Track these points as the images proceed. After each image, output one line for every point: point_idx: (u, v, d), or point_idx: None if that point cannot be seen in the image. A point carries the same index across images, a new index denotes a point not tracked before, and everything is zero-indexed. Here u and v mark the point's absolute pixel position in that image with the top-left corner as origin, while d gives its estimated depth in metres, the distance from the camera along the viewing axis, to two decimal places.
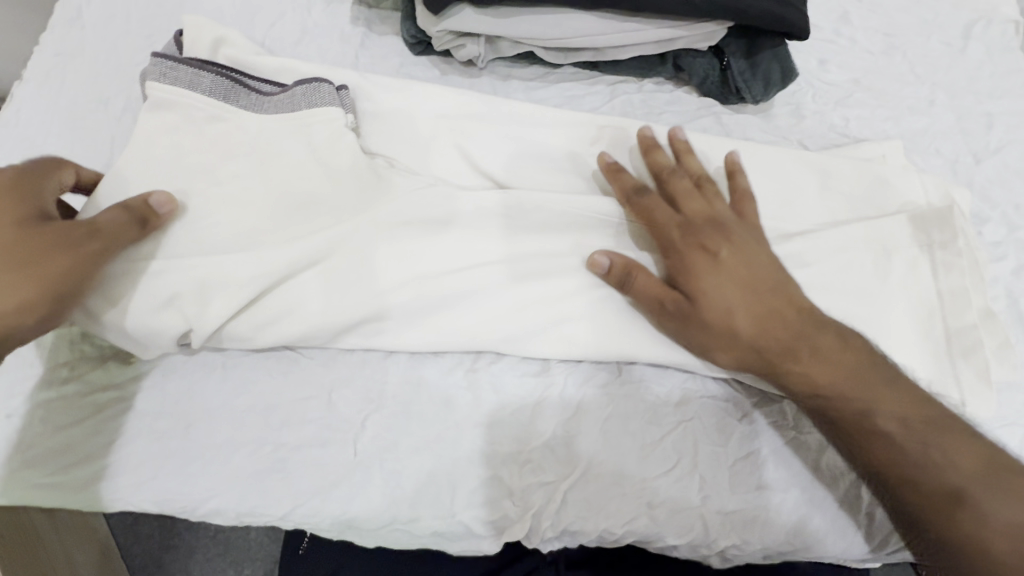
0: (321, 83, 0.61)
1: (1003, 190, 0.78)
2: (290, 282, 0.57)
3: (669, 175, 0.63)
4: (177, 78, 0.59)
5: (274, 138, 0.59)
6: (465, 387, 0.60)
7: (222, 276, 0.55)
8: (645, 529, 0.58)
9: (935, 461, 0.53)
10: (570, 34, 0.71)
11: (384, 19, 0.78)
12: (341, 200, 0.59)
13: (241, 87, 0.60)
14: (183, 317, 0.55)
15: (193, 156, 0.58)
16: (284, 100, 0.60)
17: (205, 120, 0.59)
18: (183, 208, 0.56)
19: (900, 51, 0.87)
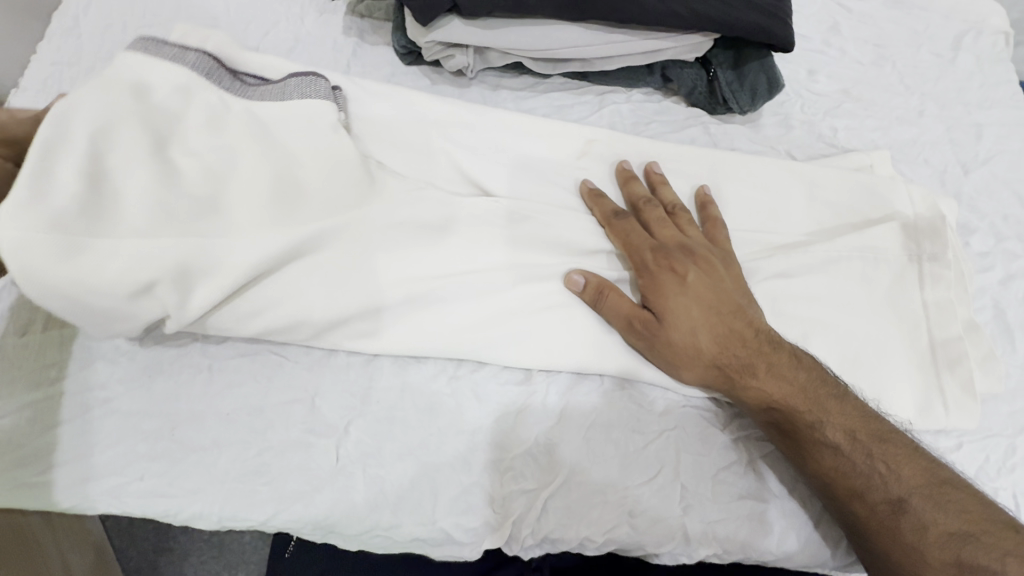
0: (318, 78, 0.63)
1: (992, 200, 0.79)
2: (277, 281, 0.57)
3: (643, 204, 0.66)
4: (161, 53, 0.58)
5: (260, 123, 0.57)
6: (449, 393, 0.61)
7: (204, 265, 0.53)
8: (625, 537, 0.58)
9: (880, 472, 0.54)
10: (557, 44, 0.72)
11: (376, 29, 0.80)
12: (329, 192, 0.58)
13: (227, 73, 0.60)
14: (162, 303, 0.53)
15: (168, 127, 0.54)
16: (272, 90, 0.61)
17: (186, 91, 0.56)
18: (151, 186, 0.52)
19: (890, 61, 0.87)
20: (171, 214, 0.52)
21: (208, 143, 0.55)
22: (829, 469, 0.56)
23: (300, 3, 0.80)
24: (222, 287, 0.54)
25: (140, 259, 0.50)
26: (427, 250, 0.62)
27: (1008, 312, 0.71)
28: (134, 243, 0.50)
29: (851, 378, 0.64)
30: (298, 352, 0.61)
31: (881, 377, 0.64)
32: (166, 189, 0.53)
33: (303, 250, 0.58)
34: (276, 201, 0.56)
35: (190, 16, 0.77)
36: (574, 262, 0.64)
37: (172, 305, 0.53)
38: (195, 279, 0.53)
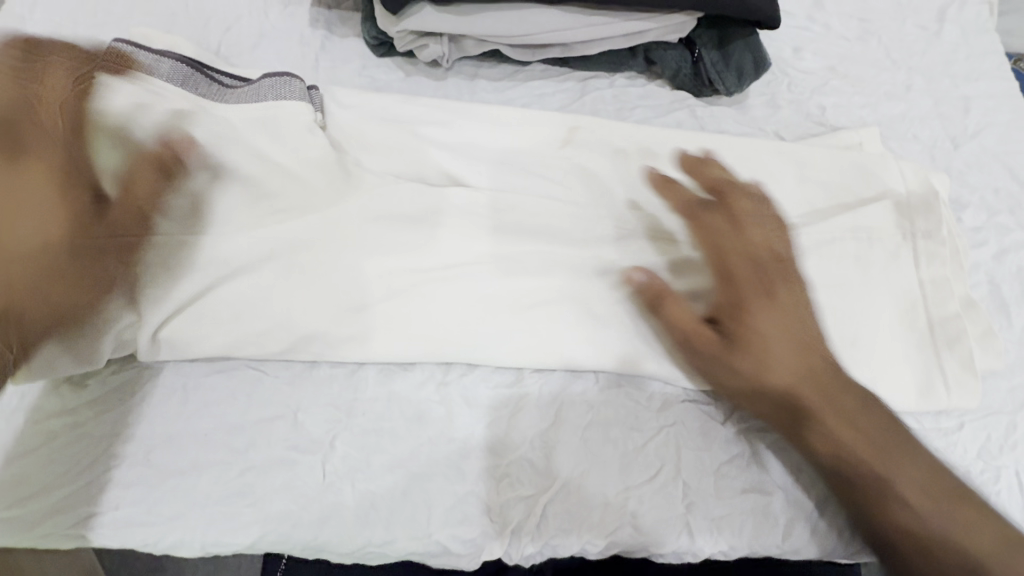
0: (292, 78, 0.63)
1: (982, 174, 0.77)
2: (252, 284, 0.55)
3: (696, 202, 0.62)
4: (134, 63, 0.59)
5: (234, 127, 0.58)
6: (438, 401, 0.58)
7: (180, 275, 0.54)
8: (629, 540, 0.56)
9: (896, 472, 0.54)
10: (535, 30, 0.69)
11: (344, 20, 0.76)
12: (309, 201, 0.58)
13: (202, 77, 0.61)
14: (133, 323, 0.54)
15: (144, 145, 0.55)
16: (248, 91, 0.61)
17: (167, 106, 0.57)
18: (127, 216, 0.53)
19: (875, 36, 0.85)
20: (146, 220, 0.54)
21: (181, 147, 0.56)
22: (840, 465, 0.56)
23: None
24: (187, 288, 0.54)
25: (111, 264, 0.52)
26: (412, 250, 0.59)
27: (1003, 287, 0.70)
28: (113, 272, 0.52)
29: (851, 364, 0.62)
30: (278, 366, 0.58)
31: (880, 362, 0.63)
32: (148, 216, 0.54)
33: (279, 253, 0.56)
34: (242, 205, 0.57)
35: (146, 14, 0.73)
36: (565, 259, 0.62)
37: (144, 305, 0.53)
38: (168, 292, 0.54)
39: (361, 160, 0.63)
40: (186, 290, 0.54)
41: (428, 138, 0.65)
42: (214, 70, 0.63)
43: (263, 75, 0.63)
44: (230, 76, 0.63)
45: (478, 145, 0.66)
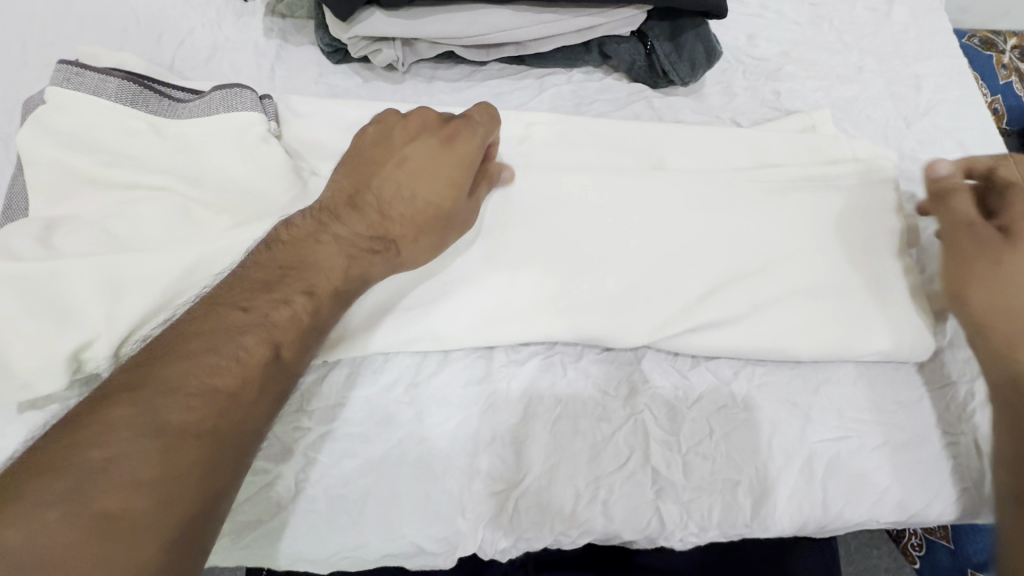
0: (243, 89, 0.63)
1: (935, 150, 0.79)
2: (209, 290, 0.55)
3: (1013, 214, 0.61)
4: (81, 84, 0.60)
5: (189, 142, 0.60)
6: (406, 402, 0.58)
7: (138, 282, 0.54)
8: (601, 528, 0.56)
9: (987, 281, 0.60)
10: (487, 30, 0.69)
11: (299, 29, 0.76)
12: (270, 204, 0.59)
13: (151, 93, 0.62)
14: (89, 335, 0.52)
15: (107, 170, 0.58)
16: (200, 105, 0.62)
17: (126, 128, 0.60)
18: (94, 235, 0.55)
19: (827, 20, 0.87)
20: (112, 238, 0.56)
21: (143, 168, 0.59)
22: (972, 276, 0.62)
23: (215, 7, 0.76)
24: (145, 302, 0.53)
25: (73, 282, 0.53)
26: None
27: None
28: (74, 286, 0.53)
29: (821, 330, 0.63)
30: None
31: (871, 314, 0.64)
32: (109, 237, 0.56)
33: (242, 260, 0.56)
34: (204, 216, 0.58)
35: (95, 32, 0.73)
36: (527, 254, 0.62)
37: (103, 322, 0.52)
38: (123, 300, 0.53)
39: (318, 168, 0.64)
40: (151, 301, 0.53)
41: None
42: (163, 84, 0.64)
43: (214, 87, 0.63)
44: (181, 89, 0.64)
45: None
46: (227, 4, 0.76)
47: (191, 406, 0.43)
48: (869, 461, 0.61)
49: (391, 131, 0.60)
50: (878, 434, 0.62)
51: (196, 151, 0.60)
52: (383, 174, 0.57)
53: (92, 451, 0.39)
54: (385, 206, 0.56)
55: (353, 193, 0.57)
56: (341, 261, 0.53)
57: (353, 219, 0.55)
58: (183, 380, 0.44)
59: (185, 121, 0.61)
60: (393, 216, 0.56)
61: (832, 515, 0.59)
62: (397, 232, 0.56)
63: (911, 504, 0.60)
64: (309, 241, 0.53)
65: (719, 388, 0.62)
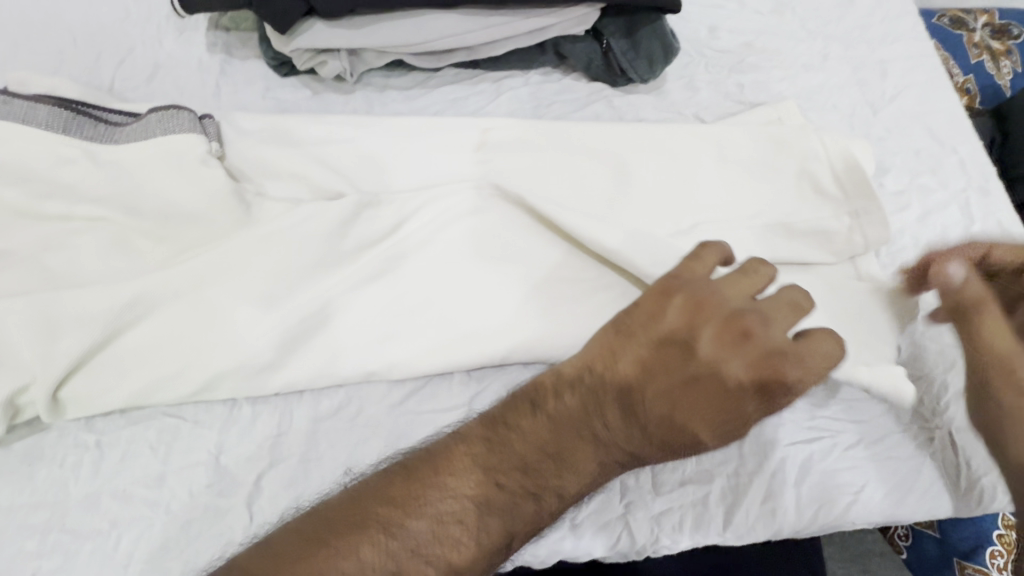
0: (180, 109, 0.61)
1: (904, 136, 0.77)
2: (151, 323, 0.54)
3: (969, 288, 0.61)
4: (9, 112, 0.57)
5: (125, 166, 0.57)
6: (366, 427, 0.57)
7: (75, 320, 0.52)
8: (570, 547, 0.55)
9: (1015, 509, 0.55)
10: (435, 36, 0.67)
11: (244, 42, 0.74)
12: (213, 230, 0.58)
13: (85, 119, 0.59)
14: (24, 376, 0.51)
15: (42, 203, 0.56)
16: (137, 128, 0.59)
17: (58, 155, 0.57)
18: (35, 273, 0.55)
19: (789, 8, 0.85)
20: (49, 275, 0.55)
21: (79, 199, 0.57)
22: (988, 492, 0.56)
23: (156, 24, 0.73)
24: (85, 340, 0.52)
25: (4, 323, 0.51)
26: (313, 266, 0.58)
27: (929, 248, 0.69)
28: (6, 327, 0.51)
29: None
30: (197, 410, 0.56)
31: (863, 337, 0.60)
32: (48, 274, 0.55)
33: (187, 289, 0.55)
34: (146, 245, 0.57)
35: (30, 54, 0.70)
36: (486, 266, 0.61)
37: (38, 364, 0.51)
38: (61, 338, 0.51)
39: (265, 188, 0.63)
40: (94, 340, 0.52)
41: (334, 163, 0.64)
42: (98, 109, 0.61)
43: (152, 109, 0.61)
44: (118, 114, 0.62)
45: (386, 158, 0.65)
46: (169, 21, 0.74)
47: (437, 534, 0.44)
48: (844, 461, 0.59)
49: (704, 310, 0.50)
50: (852, 433, 0.60)
51: (132, 176, 0.57)
52: (741, 360, 0.49)
53: (364, 546, 0.43)
54: (662, 414, 0.49)
55: (636, 379, 0.49)
56: (594, 467, 0.48)
57: (614, 429, 0.48)
58: (440, 512, 0.45)
59: (121, 145, 0.58)
60: (665, 430, 0.49)
61: (808, 521, 0.57)
62: (647, 451, 0.49)
63: (888, 503, 0.59)
64: (568, 421, 0.48)
65: None
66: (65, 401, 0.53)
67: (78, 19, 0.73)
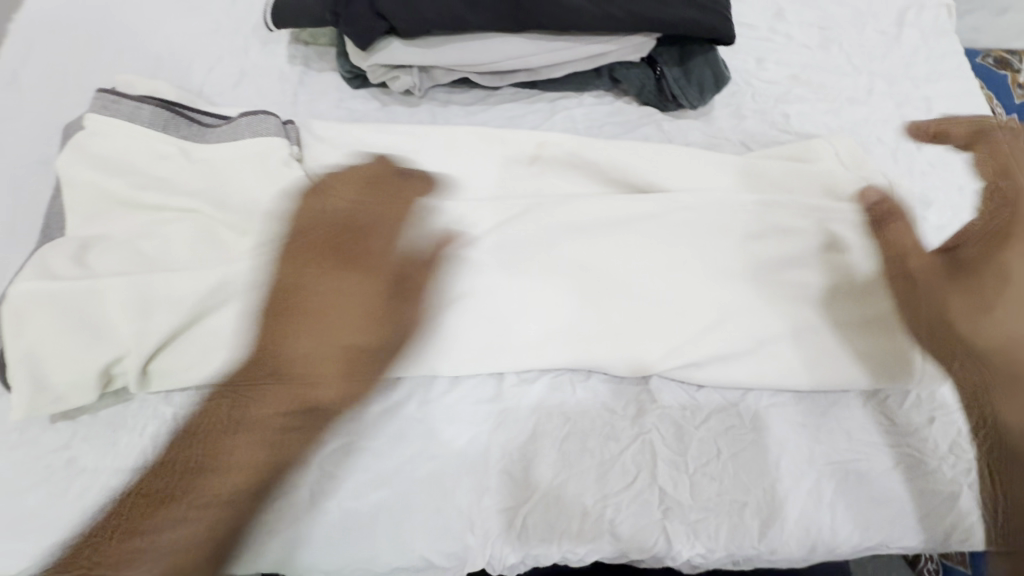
0: (268, 115, 0.67)
1: (947, 172, 0.79)
2: (234, 307, 0.58)
3: (663, 230, 0.66)
4: (118, 110, 0.64)
5: (217, 165, 0.63)
6: (419, 418, 0.60)
7: (166, 301, 0.56)
8: (609, 547, 0.57)
9: (1003, 399, 0.62)
10: (501, 57, 0.72)
11: (321, 55, 0.80)
12: (291, 224, 0.62)
13: (182, 119, 0.66)
14: (118, 348, 0.55)
15: (139, 194, 0.61)
16: (227, 130, 0.66)
17: (157, 151, 0.63)
18: (127, 255, 0.59)
19: (836, 43, 0.88)
20: (142, 257, 0.59)
21: (172, 191, 0.62)
22: (977, 374, 0.63)
23: (243, 36, 0.80)
24: (175, 321, 0.56)
25: (104, 301, 0.55)
26: (388, 260, 0.63)
27: None
28: (103, 303, 0.55)
29: (830, 357, 0.63)
30: None
31: (901, 362, 0.63)
32: (139, 257, 0.59)
33: (260, 280, 0.59)
34: (229, 237, 0.61)
35: (132, 59, 0.77)
36: (535, 274, 0.64)
37: (133, 339, 0.55)
38: (154, 315, 0.56)
39: (336, 190, 0.67)
40: (177, 321, 0.56)
41: (401, 170, 0.69)
42: (192, 110, 0.68)
43: (241, 113, 0.67)
44: (209, 115, 0.68)
45: (447, 169, 0.69)
46: (256, 33, 0.80)
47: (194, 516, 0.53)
48: (881, 484, 0.60)
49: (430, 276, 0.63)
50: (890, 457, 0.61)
51: (221, 174, 0.63)
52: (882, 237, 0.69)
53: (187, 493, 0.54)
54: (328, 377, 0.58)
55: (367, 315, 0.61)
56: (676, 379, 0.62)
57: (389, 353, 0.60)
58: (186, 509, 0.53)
59: (213, 145, 0.65)
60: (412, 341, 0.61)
61: (841, 541, 0.59)
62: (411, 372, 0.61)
63: (925, 527, 0.60)
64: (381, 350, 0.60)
65: (728, 410, 0.62)
66: (152, 375, 0.57)
67: (174, 29, 0.80)
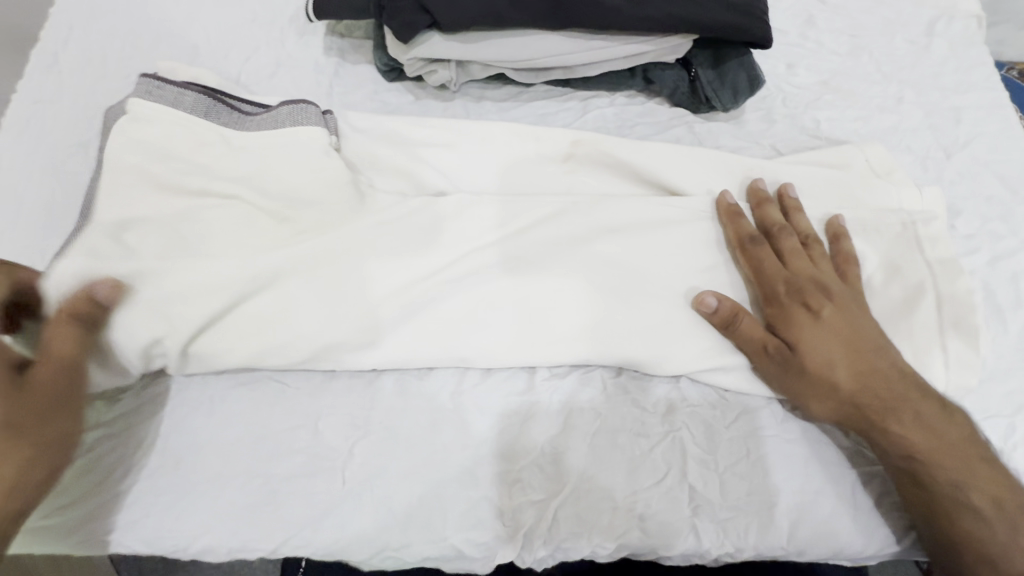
0: (308, 104, 0.67)
1: (976, 182, 0.79)
2: (270, 293, 0.59)
3: (779, 232, 0.65)
4: (161, 95, 0.64)
5: (255, 151, 0.63)
6: (450, 410, 0.61)
7: (207, 286, 0.57)
8: (638, 543, 0.57)
9: (898, 424, 0.57)
10: (539, 54, 0.72)
11: (357, 48, 0.80)
12: (329, 213, 0.63)
13: (222, 106, 0.66)
14: (158, 330, 0.56)
15: (178, 178, 0.61)
16: (268, 118, 0.65)
17: (198, 137, 0.63)
18: (165, 242, 0.59)
19: (866, 51, 0.89)
20: (181, 243, 0.59)
21: (210, 177, 0.62)
22: (865, 397, 0.57)
23: (279, 26, 0.81)
24: (215, 306, 0.57)
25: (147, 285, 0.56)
26: (421, 253, 0.63)
27: (998, 293, 0.71)
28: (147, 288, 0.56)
29: None
30: (297, 378, 0.61)
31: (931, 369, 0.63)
32: (177, 242, 0.59)
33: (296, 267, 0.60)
34: (267, 224, 0.61)
35: (170, 46, 0.78)
36: (565, 268, 0.64)
37: (174, 324, 0.56)
38: (194, 299, 0.57)
39: (373, 182, 0.68)
40: (195, 307, 0.57)
41: (436, 163, 0.69)
42: (232, 97, 0.68)
43: (280, 102, 0.67)
44: (248, 102, 0.68)
45: (481, 163, 0.70)
46: (292, 24, 0.81)
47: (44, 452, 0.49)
48: None
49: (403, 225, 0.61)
50: None
51: (259, 161, 0.63)
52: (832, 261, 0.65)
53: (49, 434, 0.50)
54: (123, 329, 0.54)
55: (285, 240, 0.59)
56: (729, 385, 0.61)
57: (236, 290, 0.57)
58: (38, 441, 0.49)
59: (252, 133, 0.64)
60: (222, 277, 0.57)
61: (867, 544, 0.59)
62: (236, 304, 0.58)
63: None
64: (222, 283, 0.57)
65: (759, 410, 0.63)
66: (188, 358, 0.58)
67: (212, 18, 0.80)
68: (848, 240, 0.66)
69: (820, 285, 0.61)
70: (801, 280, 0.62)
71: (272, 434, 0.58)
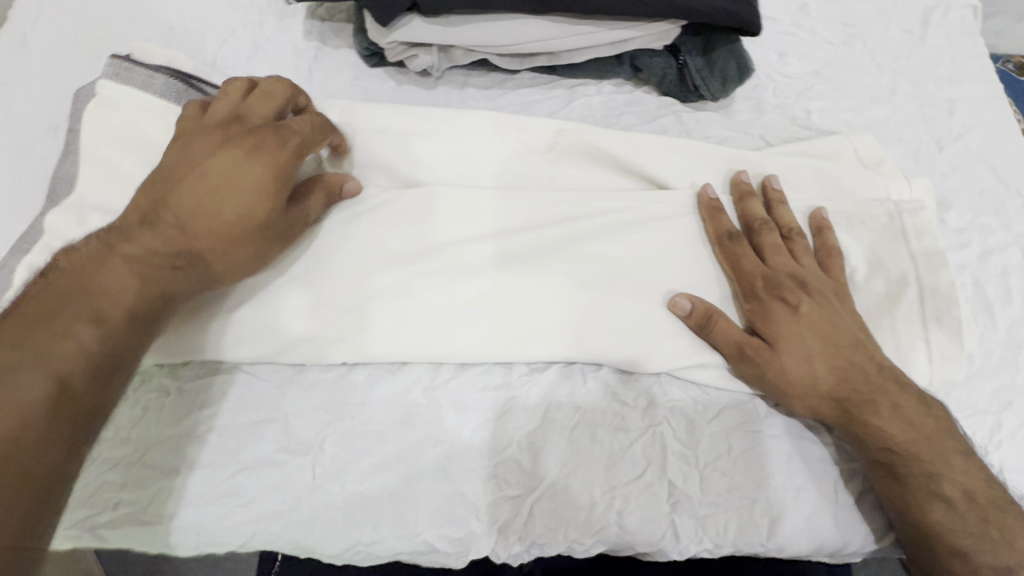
0: None
1: (968, 175, 0.78)
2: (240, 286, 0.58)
3: (760, 227, 0.64)
4: (130, 79, 0.62)
5: None
6: (424, 404, 0.59)
7: None
8: (615, 538, 0.57)
9: (876, 416, 0.56)
10: (522, 39, 0.70)
11: (337, 32, 0.78)
12: None
13: (195, 91, 0.64)
14: None
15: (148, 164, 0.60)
16: None
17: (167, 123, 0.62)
18: None
19: (860, 40, 0.87)
20: None
21: None
22: (842, 390, 0.56)
23: (258, 9, 0.78)
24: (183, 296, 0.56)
25: None
26: (395, 245, 0.61)
27: (988, 288, 0.70)
28: None
29: None
30: (267, 371, 0.59)
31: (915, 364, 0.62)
32: None
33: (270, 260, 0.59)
34: None
35: (144, 27, 0.75)
36: (543, 263, 0.62)
37: None
38: None
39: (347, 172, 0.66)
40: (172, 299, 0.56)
41: (414, 150, 0.67)
42: (206, 81, 0.66)
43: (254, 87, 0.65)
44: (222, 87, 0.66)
45: (461, 150, 0.68)
46: (271, 6, 0.78)
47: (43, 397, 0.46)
48: None
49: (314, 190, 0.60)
50: None
51: None
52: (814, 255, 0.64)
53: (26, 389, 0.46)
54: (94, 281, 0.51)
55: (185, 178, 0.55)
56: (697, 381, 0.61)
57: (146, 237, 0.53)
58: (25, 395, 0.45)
59: None
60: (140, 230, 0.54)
61: (846, 540, 0.58)
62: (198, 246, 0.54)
63: None
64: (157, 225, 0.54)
65: (742, 406, 0.61)
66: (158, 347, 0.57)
67: None
68: (833, 233, 0.65)
69: (798, 279, 0.61)
70: (779, 275, 0.61)
71: (241, 428, 0.57)
